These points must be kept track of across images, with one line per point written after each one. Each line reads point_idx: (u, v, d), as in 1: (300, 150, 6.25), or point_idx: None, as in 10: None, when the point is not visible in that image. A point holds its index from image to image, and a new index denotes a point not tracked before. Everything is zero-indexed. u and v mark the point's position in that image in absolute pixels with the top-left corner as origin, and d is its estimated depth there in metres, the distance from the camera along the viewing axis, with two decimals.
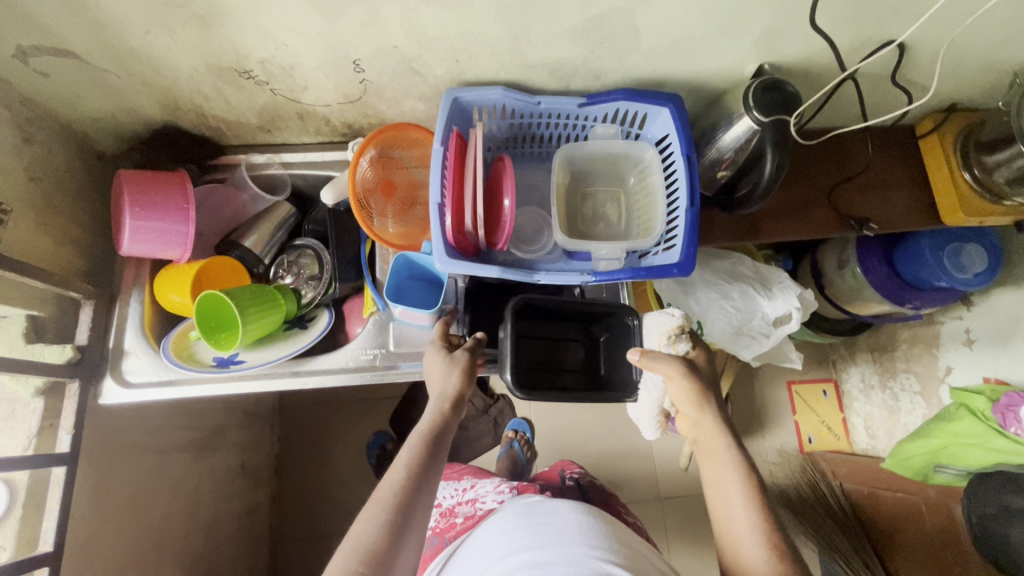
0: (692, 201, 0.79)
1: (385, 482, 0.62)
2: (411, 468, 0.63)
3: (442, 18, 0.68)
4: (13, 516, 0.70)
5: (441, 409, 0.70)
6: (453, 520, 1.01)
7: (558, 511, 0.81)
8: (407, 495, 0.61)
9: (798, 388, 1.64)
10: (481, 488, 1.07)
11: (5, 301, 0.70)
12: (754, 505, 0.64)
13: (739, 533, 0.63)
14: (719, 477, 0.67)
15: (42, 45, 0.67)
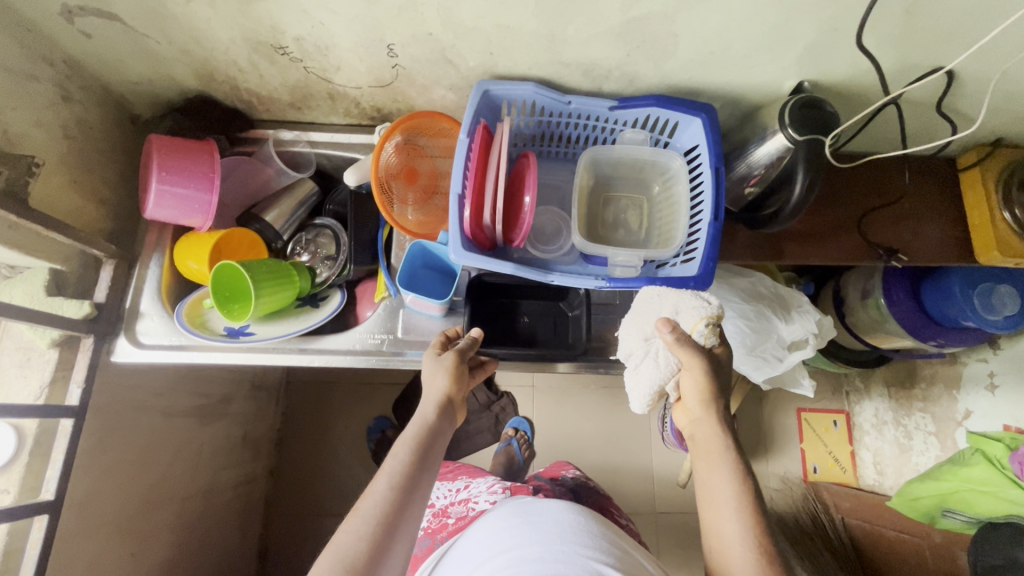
0: (716, 214, 0.77)
1: (371, 490, 0.62)
2: (398, 476, 0.63)
3: (479, 9, 0.68)
4: (19, 462, 0.71)
5: (429, 417, 0.70)
6: (446, 521, 1.01)
7: (548, 509, 0.80)
8: (393, 503, 0.60)
9: (808, 416, 1.60)
10: (475, 488, 1.07)
11: (30, 252, 0.72)
12: (745, 511, 0.62)
13: (727, 537, 0.61)
14: (713, 478, 0.65)
15: (86, 6, 0.68)
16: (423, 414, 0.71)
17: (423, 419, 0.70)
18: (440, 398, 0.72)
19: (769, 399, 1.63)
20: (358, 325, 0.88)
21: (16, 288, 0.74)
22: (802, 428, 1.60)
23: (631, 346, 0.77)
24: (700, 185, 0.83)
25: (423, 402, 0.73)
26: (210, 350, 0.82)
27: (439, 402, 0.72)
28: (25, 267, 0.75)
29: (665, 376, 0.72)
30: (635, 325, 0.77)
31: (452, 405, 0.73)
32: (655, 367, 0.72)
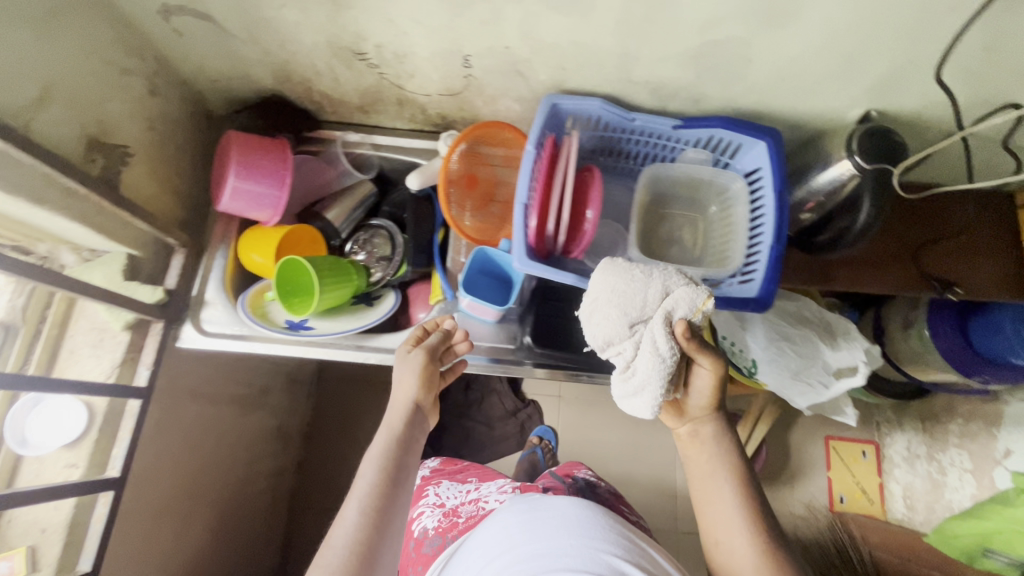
0: (778, 237, 0.77)
1: (342, 520, 0.61)
2: (374, 499, 0.62)
3: (560, 26, 0.70)
4: (88, 438, 0.74)
5: (398, 428, 0.69)
6: (456, 519, 0.97)
7: (554, 504, 0.80)
8: (366, 530, 0.60)
9: (836, 443, 1.59)
10: (485, 489, 1.04)
11: (113, 237, 0.75)
12: (748, 507, 0.67)
13: (734, 532, 0.66)
14: (715, 477, 0.70)
15: (185, 6, 0.71)
16: (390, 427, 0.70)
17: (391, 429, 0.69)
18: (408, 406, 0.72)
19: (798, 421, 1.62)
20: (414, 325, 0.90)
21: (95, 271, 0.77)
22: (830, 456, 1.59)
23: (615, 347, 0.67)
24: (759, 207, 0.83)
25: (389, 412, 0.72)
26: (272, 341, 0.84)
27: (407, 411, 0.71)
28: (103, 252, 0.78)
29: (668, 362, 0.63)
30: (609, 314, 0.66)
31: (422, 411, 0.73)
32: (654, 357, 0.63)
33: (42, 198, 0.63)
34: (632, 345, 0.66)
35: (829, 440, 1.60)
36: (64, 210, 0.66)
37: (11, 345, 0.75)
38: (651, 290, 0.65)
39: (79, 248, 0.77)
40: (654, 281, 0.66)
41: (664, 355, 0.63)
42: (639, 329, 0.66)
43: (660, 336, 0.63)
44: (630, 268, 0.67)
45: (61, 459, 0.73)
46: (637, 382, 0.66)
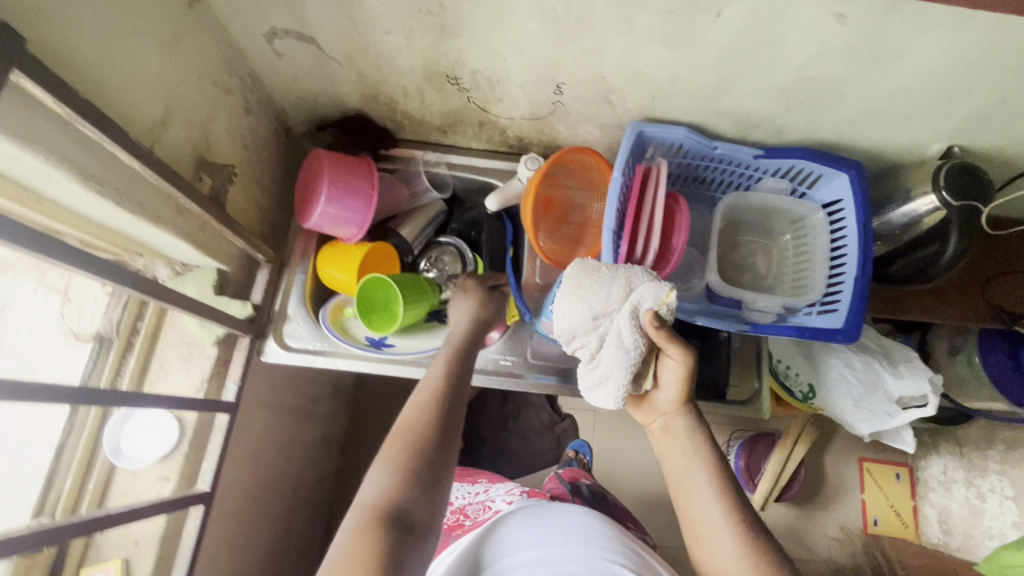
0: (864, 270, 0.79)
1: (386, 457, 0.61)
2: (420, 443, 0.61)
3: (661, 58, 0.71)
4: (180, 451, 0.75)
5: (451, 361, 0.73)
6: (463, 518, 0.95)
7: (565, 514, 0.78)
8: (411, 470, 0.59)
9: (869, 465, 1.59)
10: (494, 492, 1.02)
11: (208, 252, 0.76)
12: (726, 499, 0.64)
13: (713, 529, 0.63)
14: (689, 470, 0.67)
15: (291, 30, 0.72)
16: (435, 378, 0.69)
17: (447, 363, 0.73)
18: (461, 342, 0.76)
19: (834, 440, 1.61)
20: (490, 345, 0.91)
21: (187, 285, 0.78)
22: (864, 477, 1.58)
23: (579, 341, 0.72)
24: (839, 238, 0.85)
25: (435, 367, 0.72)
26: (355, 358, 0.86)
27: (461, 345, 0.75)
28: (195, 266, 0.79)
29: (633, 353, 0.67)
30: (575, 308, 0.71)
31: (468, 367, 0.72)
32: (619, 349, 0.68)
33: (159, 218, 0.64)
34: (597, 338, 0.71)
35: (862, 460, 1.59)
36: (176, 228, 0.67)
37: (104, 359, 0.76)
38: (614, 283, 0.70)
39: (172, 262, 0.78)
40: (620, 274, 0.70)
41: (630, 347, 0.67)
42: (603, 323, 0.70)
43: (625, 328, 0.67)
44: (597, 267, 0.72)
45: (153, 472, 0.74)
46: (602, 375, 0.70)
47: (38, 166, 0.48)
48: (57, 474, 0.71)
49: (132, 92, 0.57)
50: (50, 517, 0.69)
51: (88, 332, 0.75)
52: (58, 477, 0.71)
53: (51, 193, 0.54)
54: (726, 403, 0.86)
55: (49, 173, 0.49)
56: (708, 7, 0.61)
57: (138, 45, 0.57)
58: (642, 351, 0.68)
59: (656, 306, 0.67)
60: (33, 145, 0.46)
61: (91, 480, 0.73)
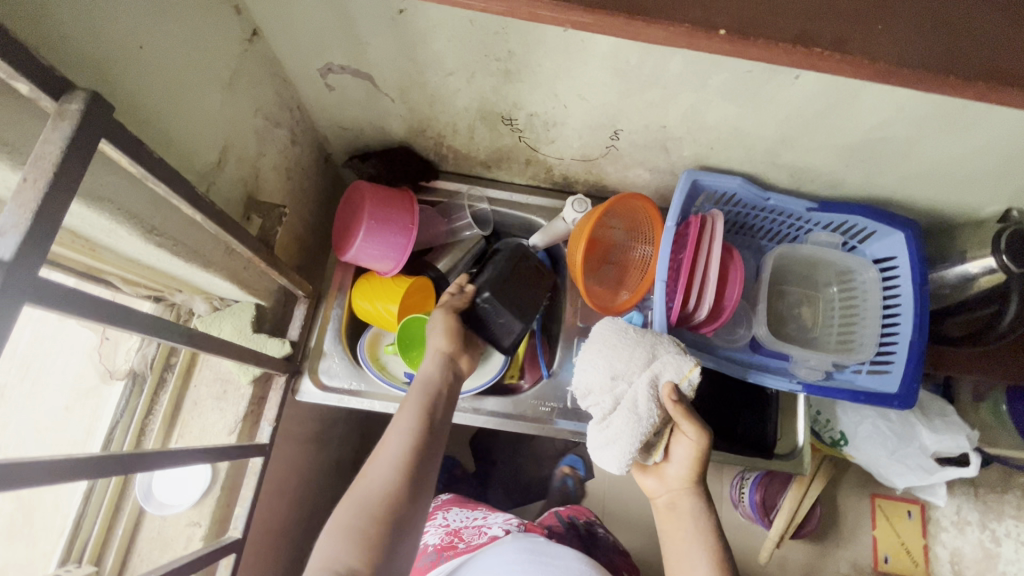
0: (921, 332, 0.78)
1: (364, 479, 0.60)
2: (399, 466, 0.60)
3: (728, 113, 0.69)
4: (213, 495, 0.72)
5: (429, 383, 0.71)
6: (457, 541, 0.86)
7: (564, 557, 0.78)
8: (388, 495, 0.58)
9: (882, 501, 1.32)
10: (491, 517, 0.92)
11: (250, 289, 0.74)
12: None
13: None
14: (686, 551, 0.62)
15: (347, 66, 0.69)
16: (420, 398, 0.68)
17: (424, 386, 0.70)
18: (438, 362, 0.73)
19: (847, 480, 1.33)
20: (527, 390, 0.89)
21: (224, 322, 0.75)
22: (873, 513, 1.32)
23: (595, 398, 0.70)
24: (891, 296, 0.84)
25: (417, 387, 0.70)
26: (390, 399, 0.83)
27: (439, 367, 0.72)
28: (233, 301, 0.77)
29: (646, 422, 0.65)
30: (597, 366, 0.70)
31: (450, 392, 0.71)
32: (634, 414, 0.65)
33: (209, 261, 0.62)
34: (611, 401, 0.68)
35: (874, 498, 1.32)
36: (222, 269, 0.65)
37: (137, 395, 0.74)
38: (638, 348, 0.69)
39: (211, 297, 0.75)
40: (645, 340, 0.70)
41: (643, 415, 0.65)
42: (621, 385, 0.68)
43: (643, 395, 0.66)
44: (625, 328, 0.72)
45: (184, 518, 0.71)
46: (611, 438, 0.67)
47: (99, 221, 0.46)
48: (85, 518, 0.69)
49: (190, 137, 0.54)
50: (78, 564, 0.67)
51: (122, 369, 0.74)
52: (86, 521, 0.68)
53: (105, 241, 0.51)
54: (769, 458, 0.85)
55: (109, 226, 0.47)
56: (787, 71, 0.59)
57: (200, 89, 0.54)
58: (655, 421, 0.65)
59: (678, 378, 0.67)
60: (98, 203, 0.43)
61: (120, 523, 0.70)
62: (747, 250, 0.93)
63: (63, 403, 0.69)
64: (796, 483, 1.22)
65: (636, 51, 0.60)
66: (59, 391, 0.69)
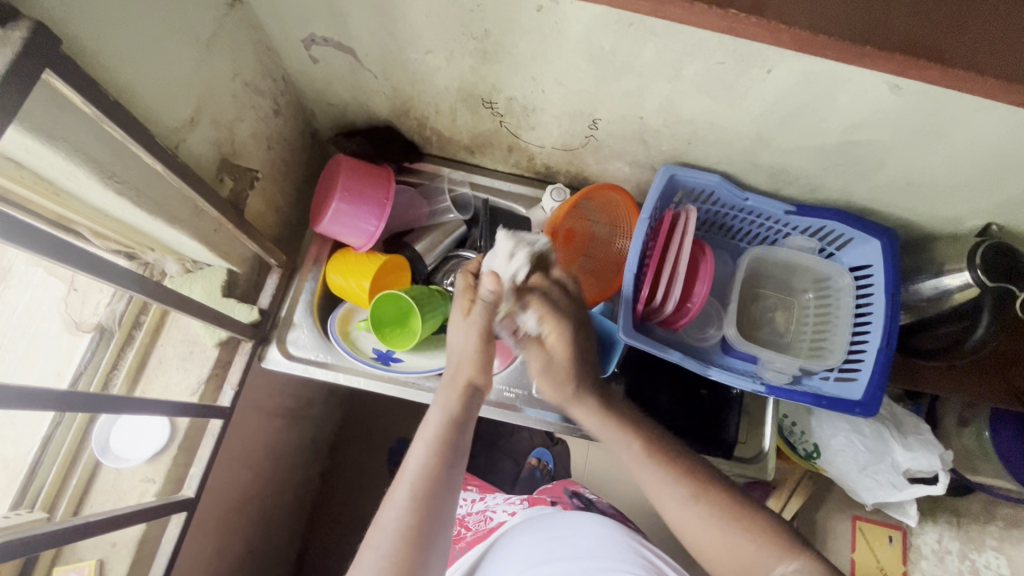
0: (890, 340, 0.77)
1: (394, 497, 0.58)
2: (428, 474, 0.59)
3: (703, 106, 0.69)
4: (169, 454, 0.73)
5: (452, 407, 0.64)
6: (463, 531, 0.88)
7: (577, 522, 0.78)
8: (416, 516, 0.56)
9: (864, 525, 1.21)
10: (492, 499, 0.94)
11: (221, 253, 0.75)
12: (690, 484, 0.62)
13: (688, 520, 0.60)
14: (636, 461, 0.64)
15: (329, 38, 0.70)
16: (447, 404, 0.64)
17: (447, 412, 0.63)
18: (464, 387, 0.65)
19: (830, 500, 1.24)
20: (495, 374, 0.89)
21: (194, 284, 0.76)
22: (853, 536, 1.21)
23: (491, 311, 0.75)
24: (865, 304, 0.83)
25: (445, 390, 0.66)
26: (356, 373, 0.84)
27: (463, 392, 0.65)
28: (205, 264, 0.78)
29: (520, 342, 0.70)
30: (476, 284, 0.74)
31: (480, 389, 0.66)
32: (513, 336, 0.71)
33: (176, 218, 0.63)
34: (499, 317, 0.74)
35: (855, 520, 1.22)
36: (190, 228, 0.65)
37: (103, 350, 0.75)
38: (516, 248, 0.68)
39: (183, 258, 0.76)
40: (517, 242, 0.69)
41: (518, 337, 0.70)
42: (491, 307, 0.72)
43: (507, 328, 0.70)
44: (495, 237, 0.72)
45: (138, 473, 0.72)
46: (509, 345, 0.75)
47: (57, 161, 0.47)
48: (40, 466, 0.70)
49: (159, 90, 0.55)
50: (30, 510, 0.68)
51: (90, 322, 0.75)
52: (40, 468, 0.70)
53: (67, 185, 0.52)
54: (730, 458, 0.83)
55: (68, 168, 0.48)
56: (759, 64, 0.59)
57: (172, 43, 0.55)
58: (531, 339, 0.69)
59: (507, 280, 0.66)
60: (53, 142, 0.44)
61: (74, 475, 0.71)
62: (725, 251, 0.93)
63: (54, 367, 0.72)
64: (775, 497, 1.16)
65: (610, 36, 0.61)
66: (55, 354, 0.73)
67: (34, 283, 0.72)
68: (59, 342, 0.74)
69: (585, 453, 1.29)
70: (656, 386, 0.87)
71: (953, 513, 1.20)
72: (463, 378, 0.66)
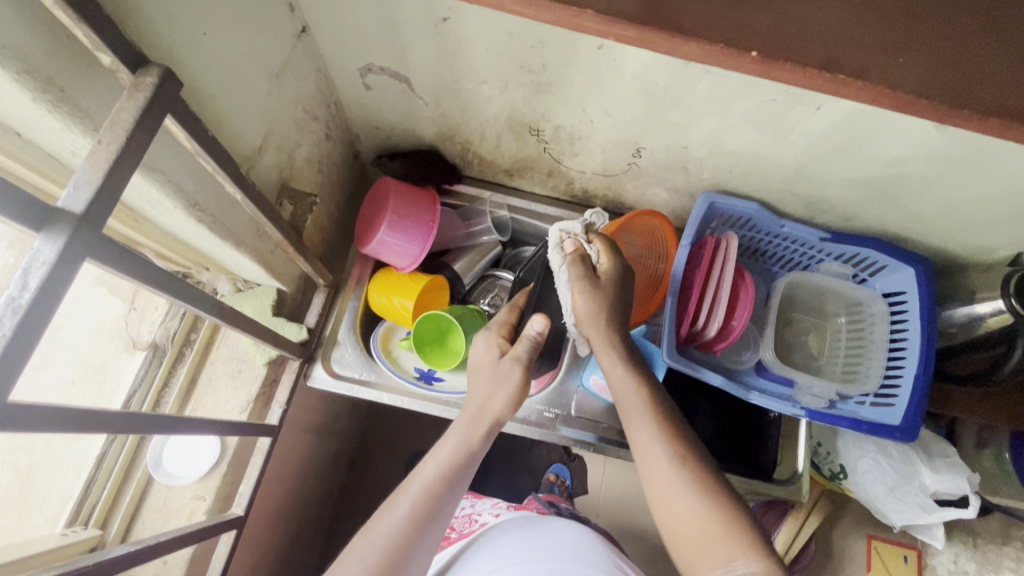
0: (926, 367, 0.79)
1: (389, 512, 0.58)
2: (432, 497, 0.58)
3: (749, 139, 0.71)
4: (219, 471, 0.74)
5: (473, 440, 0.63)
6: (449, 532, 0.87)
7: (558, 531, 0.78)
8: (406, 536, 0.56)
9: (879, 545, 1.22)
10: (480, 505, 0.92)
11: (275, 274, 0.77)
12: (686, 465, 0.58)
13: (683, 511, 0.56)
14: (641, 433, 0.61)
15: (386, 68, 0.72)
16: (468, 434, 0.63)
17: (468, 440, 0.63)
18: (490, 423, 0.65)
19: (847, 519, 1.24)
20: (532, 395, 0.90)
21: (247, 303, 0.78)
22: (869, 556, 1.22)
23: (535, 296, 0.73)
24: (899, 331, 0.85)
25: (471, 418, 0.65)
26: (399, 393, 0.85)
27: (488, 427, 0.65)
28: (256, 284, 0.79)
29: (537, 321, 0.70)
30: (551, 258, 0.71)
31: (499, 424, 0.66)
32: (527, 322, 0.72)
33: (241, 241, 0.64)
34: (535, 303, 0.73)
35: (870, 540, 1.23)
36: (252, 251, 0.67)
37: (156, 368, 0.76)
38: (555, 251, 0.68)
39: (235, 278, 0.78)
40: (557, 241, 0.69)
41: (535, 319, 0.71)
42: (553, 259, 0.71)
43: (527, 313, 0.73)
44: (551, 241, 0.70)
45: (190, 491, 0.73)
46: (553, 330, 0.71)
47: (150, 192, 0.49)
48: (94, 483, 0.71)
49: (240, 121, 0.58)
50: (84, 527, 0.69)
51: (145, 341, 0.76)
52: (95, 485, 0.71)
53: (150, 213, 0.54)
54: (767, 481, 0.85)
55: (159, 199, 0.50)
56: (809, 101, 0.62)
57: (251, 77, 0.57)
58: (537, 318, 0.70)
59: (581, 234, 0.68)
60: (152, 174, 0.46)
61: (127, 492, 0.72)
62: (758, 275, 0.95)
63: (71, 374, 0.71)
64: (791, 516, 1.14)
65: (665, 73, 0.63)
66: (69, 362, 0.71)
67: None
68: (75, 353, 0.72)
69: (606, 470, 1.30)
70: (694, 409, 0.89)
71: (971, 534, 1.20)
72: (490, 413, 0.65)
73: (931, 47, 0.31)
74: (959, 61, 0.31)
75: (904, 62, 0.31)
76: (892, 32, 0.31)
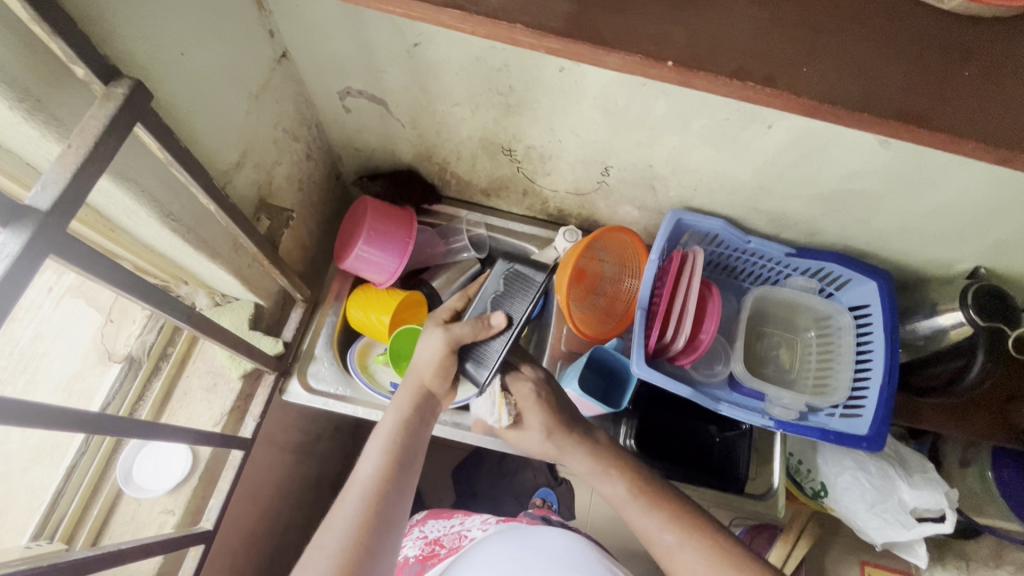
0: (890, 377, 0.80)
1: (345, 501, 0.56)
2: (383, 464, 0.59)
3: (708, 157, 0.74)
4: (189, 484, 0.74)
5: (407, 411, 0.65)
6: (437, 548, 0.83)
7: (548, 539, 0.77)
8: (369, 514, 0.55)
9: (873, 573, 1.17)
10: (470, 520, 0.89)
11: (254, 289, 0.79)
12: (676, 527, 0.59)
13: (681, 561, 0.58)
14: (622, 497, 0.63)
15: (363, 92, 0.76)
16: (399, 406, 0.65)
17: (400, 411, 0.64)
18: (418, 388, 0.66)
19: (838, 544, 1.20)
20: None
21: (224, 316, 0.79)
22: None
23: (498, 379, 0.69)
24: (865, 343, 0.86)
25: (402, 391, 0.67)
26: (373, 406, 0.85)
27: (416, 394, 0.66)
28: (234, 298, 0.81)
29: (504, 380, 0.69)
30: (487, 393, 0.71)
31: (436, 393, 0.67)
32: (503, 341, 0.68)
33: (217, 253, 0.66)
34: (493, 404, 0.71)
35: (863, 565, 1.17)
36: (228, 263, 0.69)
37: (131, 379, 0.77)
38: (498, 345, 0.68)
39: (213, 292, 0.79)
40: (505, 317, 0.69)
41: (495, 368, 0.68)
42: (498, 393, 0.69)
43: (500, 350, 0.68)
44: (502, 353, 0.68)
45: (159, 504, 0.73)
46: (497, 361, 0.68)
47: (124, 201, 0.51)
48: (62, 496, 0.70)
49: (216, 138, 0.61)
50: (49, 542, 0.68)
51: (121, 353, 0.78)
52: (63, 498, 0.70)
53: (125, 222, 0.57)
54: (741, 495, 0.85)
55: (133, 207, 0.52)
56: (761, 119, 0.65)
57: (229, 96, 0.61)
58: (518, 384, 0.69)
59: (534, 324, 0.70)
60: (126, 182, 0.49)
61: (96, 505, 0.72)
62: (730, 291, 0.98)
63: (56, 385, 0.73)
64: (780, 540, 1.12)
65: (624, 93, 0.67)
66: (54, 377, 0.73)
67: (39, 315, 0.73)
68: (60, 377, 0.74)
69: (592, 494, 1.27)
70: (666, 421, 0.90)
71: (962, 558, 1.15)
72: (421, 379, 0.67)
73: (834, 59, 0.35)
74: (862, 72, 0.35)
75: (809, 71, 0.34)
76: (796, 49, 0.35)
